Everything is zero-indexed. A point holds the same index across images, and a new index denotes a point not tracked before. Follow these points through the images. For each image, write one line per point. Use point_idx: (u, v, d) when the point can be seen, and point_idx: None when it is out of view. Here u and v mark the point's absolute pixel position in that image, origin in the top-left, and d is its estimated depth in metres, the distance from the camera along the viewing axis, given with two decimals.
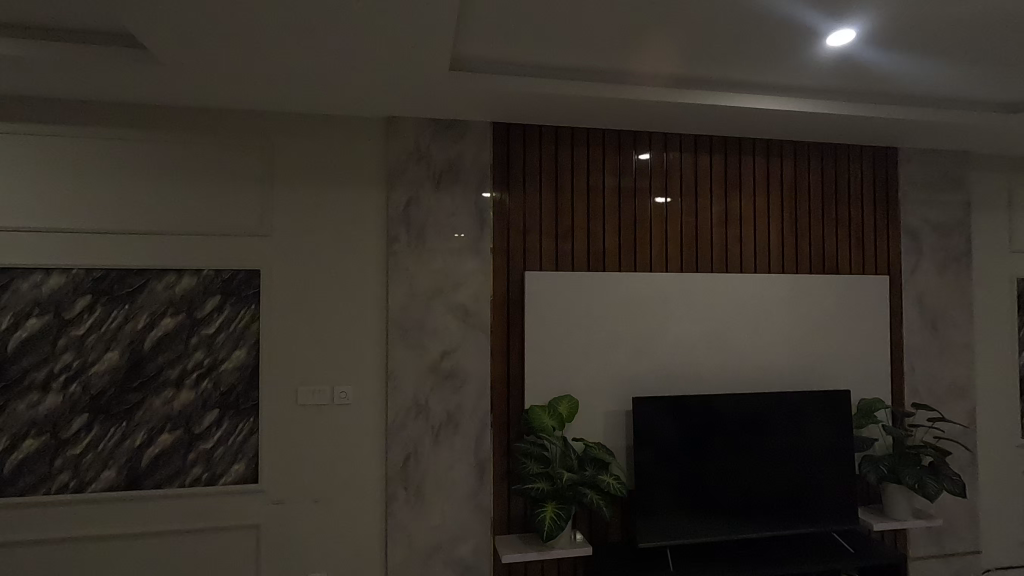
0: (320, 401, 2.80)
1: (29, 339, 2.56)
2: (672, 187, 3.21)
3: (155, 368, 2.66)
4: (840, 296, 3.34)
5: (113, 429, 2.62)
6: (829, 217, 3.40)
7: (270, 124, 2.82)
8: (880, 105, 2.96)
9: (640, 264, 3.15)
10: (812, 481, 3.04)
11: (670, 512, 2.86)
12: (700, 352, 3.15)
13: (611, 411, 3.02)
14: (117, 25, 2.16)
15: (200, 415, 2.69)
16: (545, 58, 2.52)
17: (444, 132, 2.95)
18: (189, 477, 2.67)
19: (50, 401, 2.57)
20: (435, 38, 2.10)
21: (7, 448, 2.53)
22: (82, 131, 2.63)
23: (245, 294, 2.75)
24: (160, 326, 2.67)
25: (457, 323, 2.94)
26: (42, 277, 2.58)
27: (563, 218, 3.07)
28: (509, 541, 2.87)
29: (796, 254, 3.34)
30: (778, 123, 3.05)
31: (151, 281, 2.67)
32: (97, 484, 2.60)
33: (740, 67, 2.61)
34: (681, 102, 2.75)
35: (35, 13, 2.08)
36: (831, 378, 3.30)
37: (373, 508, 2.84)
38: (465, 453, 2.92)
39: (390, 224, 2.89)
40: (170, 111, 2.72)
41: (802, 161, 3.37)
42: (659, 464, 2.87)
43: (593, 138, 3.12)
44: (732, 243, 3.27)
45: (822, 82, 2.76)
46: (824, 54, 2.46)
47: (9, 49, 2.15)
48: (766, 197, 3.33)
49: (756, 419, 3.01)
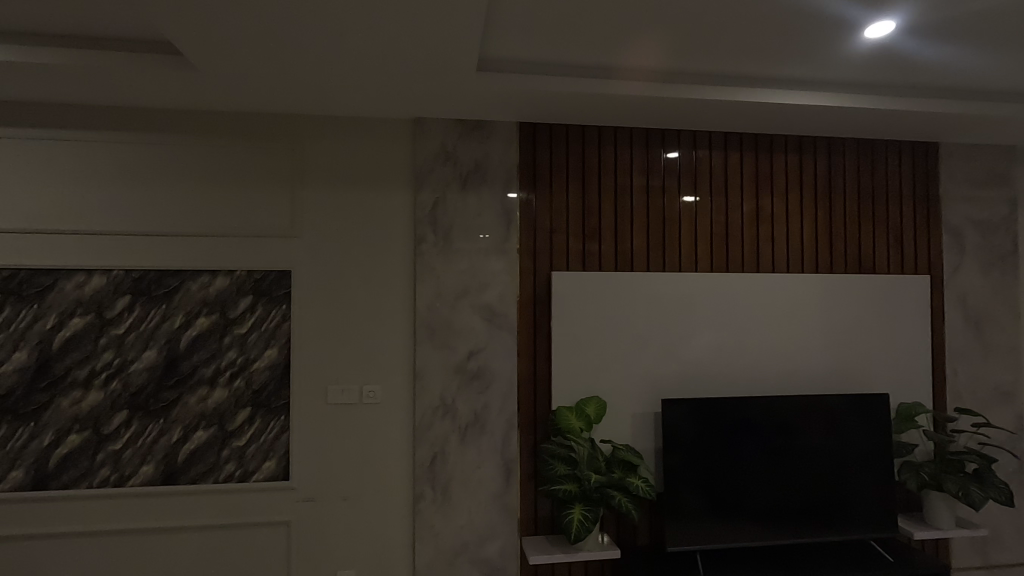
0: (349, 400, 2.84)
1: (72, 338, 2.65)
2: (701, 184, 3.15)
3: (190, 367, 2.73)
4: (878, 296, 3.24)
5: (150, 425, 2.70)
6: (866, 214, 3.29)
7: (300, 127, 2.87)
8: (923, 97, 2.85)
9: (669, 263, 3.11)
10: (847, 487, 2.95)
11: (699, 515, 2.82)
12: (730, 353, 3.09)
13: (639, 413, 2.99)
14: (155, 33, 2.23)
15: (233, 413, 2.75)
16: (572, 57, 2.50)
17: (470, 133, 2.96)
18: (222, 474, 2.73)
19: (92, 397, 2.66)
20: (461, 39, 2.11)
21: (53, 442, 2.63)
22: (122, 136, 2.72)
23: (276, 294, 2.80)
24: (194, 326, 2.74)
25: (484, 323, 2.94)
26: (84, 277, 2.67)
27: (590, 218, 3.05)
28: (536, 542, 2.86)
29: (830, 253, 3.26)
30: (812, 119, 2.97)
31: (186, 282, 2.74)
32: (137, 479, 2.68)
33: (774, 61, 2.54)
34: (713, 99, 2.69)
35: (78, 23, 2.16)
36: (868, 381, 3.20)
37: (400, 507, 2.87)
38: (492, 453, 2.92)
39: (417, 225, 2.91)
40: (205, 116, 2.79)
41: (837, 159, 3.28)
42: (688, 467, 2.82)
43: (621, 137, 3.09)
44: (765, 242, 3.20)
45: (859, 75, 2.68)
46: (864, 46, 2.38)
47: (55, 58, 2.24)
48: (800, 195, 3.25)
49: (789, 423, 2.94)
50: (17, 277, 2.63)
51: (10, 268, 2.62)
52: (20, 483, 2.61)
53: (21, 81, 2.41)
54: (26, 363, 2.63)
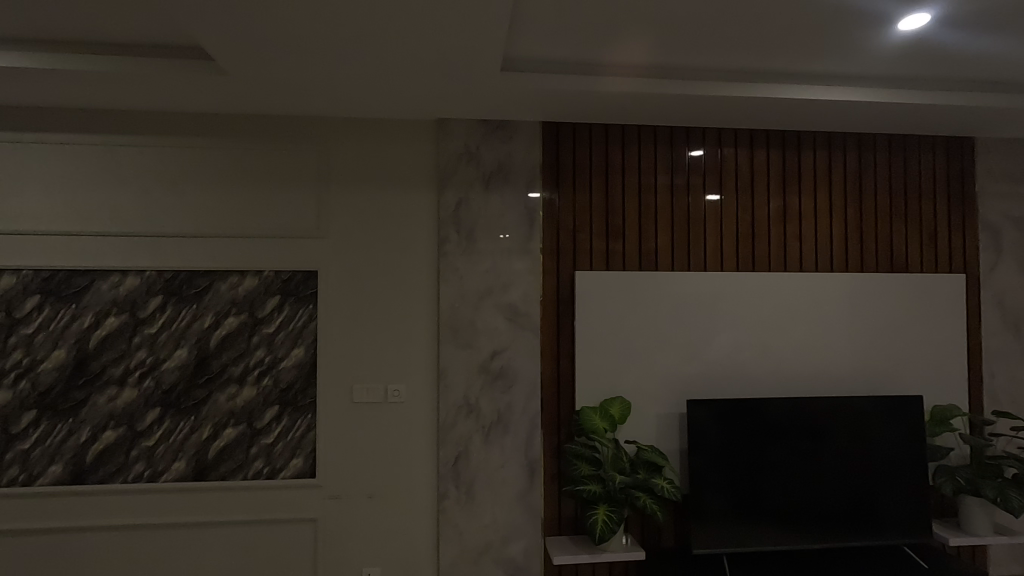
0: (374, 399, 2.87)
1: (108, 337, 2.73)
2: (726, 182, 3.11)
3: (220, 366, 2.79)
4: (910, 296, 3.15)
5: (181, 422, 2.76)
6: (898, 212, 3.21)
7: (325, 130, 2.91)
8: (960, 91, 2.76)
9: (693, 262, 3.07)
10: (878, 490, 2.88)
11: (724, 518, 2.78)
12: (756, 353, 3.04)
13: (663, 414, 2.96)
14: (187, 39, 2.28)
15: (261, 411, 2.80)
16: (595, 56, 2.49)
17: (493, 133, 2.97)
18: (251, 471, 2.79)
19: (127, 395, 2.74)
20: (484, 40, 2.11)
21: (89, 438, 2.71)
22: (153, 140, 2.79)
23: (303, 294, 2.85)
24: (224, 325, 2.79)
25: (507, 323, 2.94)
26: (119, 277, 2.75)
27: (614, 217, 3.03)
28: (559, 542, 2.85)
29: (861, 252, 3.18)
30: (842, 115, 2.91)
31: (216, 282, 2.80)
32: (169, 474, 2.75)
33: (803, 56, 2.49)
34: (740, 96, 2.65)
35: (113, 31, 2.22)
36: (901, 382, 3.12)
37: (424, 506, 2.88)
38: (515, 453, 2.92)
39: (440, 225, 2.93)
40: (234, 119, 2.85)
41: (867, 156, 3.21)
42: (713, 469, 2.79)
43: (645, 135, 3.07)
44: (792, 240, 3.14)
45: (892, 68, 2.61)
46: (898, 38, 2.32)
47: (92, 65, 2.31)
48: (828, 193, 3.18)
49: (817, 425, 2.88)
50: (56, 277, 2.72)
51: (49, 269, 2.71)
52: (58, 477, 2.70)
53: (60, 88, 2.49)
54: (64, 361, 2.71)
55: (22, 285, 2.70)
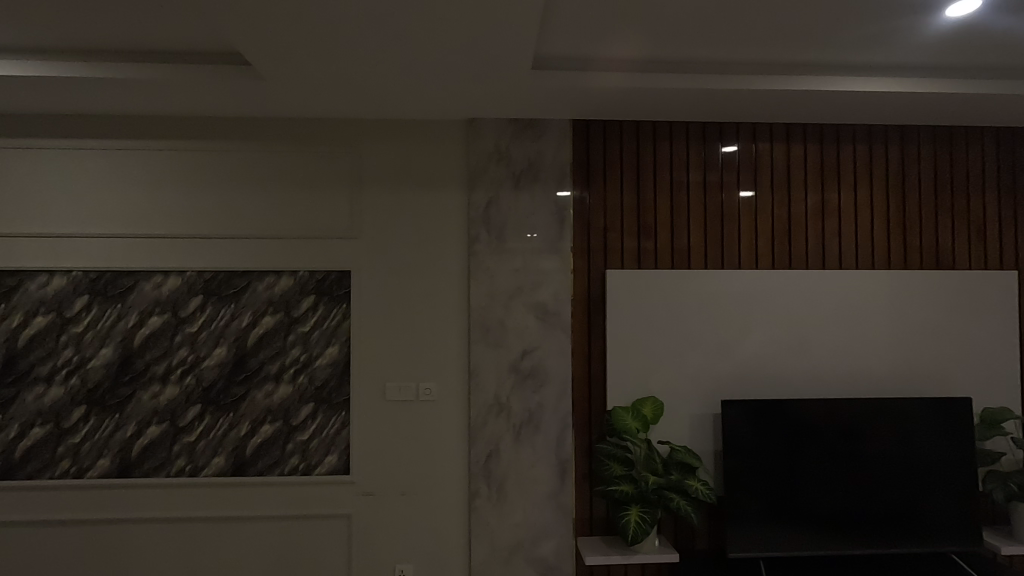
0: (406, 397, 2.90)
1: (152, 335, 2.83)
2: (761, 178, 3.04)
3: (257, 364, 2.85)
4: (957, 294, 3.03)
5: (221, 419, 2.84)
6: (944, 206, 3.09)
7: (357, 132, 2.94)
8: (1013, 79, 2.64)
9: (728, 260, 3.01)
10: (923, 495, 2.78)
11: (760, 521, 2.72)
12: (793, 353, 2.97)
13: (697, 414, 2.91)
14: (223, 45, 2.34)
15: (297, 409, 2.85)
16: (626, 52, 2.45)
17: (523, 132, 2.96)
18: (288, 467, 2.85)
19: (169, 391, 2.83)
20: (513, 39, 2.11)
21: (135, 433, 2.81)
22: (192, 145, 2.87)
23: (337, 294, 2.89)
24: (261, 324, 2.86)
25: (538, 323, 2.93)
26: (161, 278, 2.85)
27: (645, 215, 3.00)
28: (592, 542, 2.84)
29: (904, 249, 3.07)
30: (884, 107, 2.81)
31: (253, 282, 2.87)
32: (209, 469, 2.83)
33: (842, 47, 2.42)
34: (777, 89, 2.58)
35: (153, 39, 2.29)
36: (947, 383, 3.00)
37: (456, 503, 2.90)
38: (546, 452, 2.91)
39: (470, 224, 2.93)
40: (268, 123, 2.91)
41: (911, 149, 3.09)
42: (748, 471, 2.73)
43: (677, 131, 3.02)
44: (831, 237, 3.05)
45: (936, 57, 2.51)
46: (945, 26, 2.23)
47: (133, 72, 2.38)
48: (869, 188, 3.08)
49: (858, 427, 2.79)
50: (102, 278, 2.82)
51: (96, 270, 2.82)
52: (106, 470, 2.80)
53: (105, 95, 2.59)
54: (111, 359, 2.82)
55: (71, 285, 2.81)
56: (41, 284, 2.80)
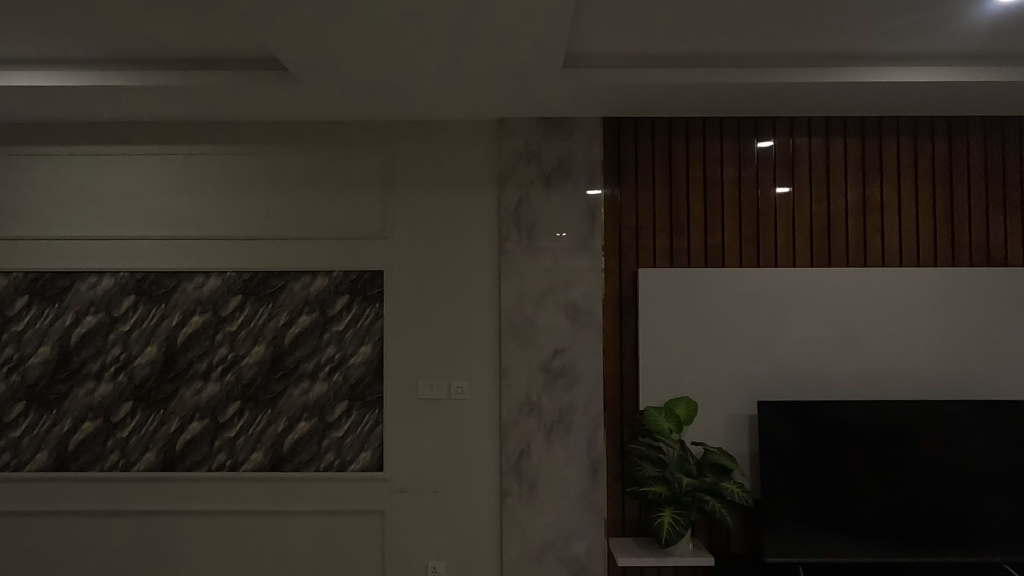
0: (438, 396, 2.92)
1: (194, 333, 2.92)
2: (799, 174, 2.96)
3: (294, 362, 2.91)
4: (1010, 293, 2.89)
5: (259, 415, 2.91)
6: (995, 201, 2.96)
7: (390, 133, 2.98)
8: None
9: (764, 258, 2.94)
10: (972, 502, 2.66)
11: (798, 526, 2.66)
12: (833, 354, 2.88)
13: (732, 416, 2.86)
14: (261, 50, 2.40)
15: (332, 406, 2.91)
16: (659, 47, 2.42)
17: (554, 130, 2.95)
18: (323, 463, 2.90)
19: (210, 388, 2.91)
20: (544, 38, 2.10)
21: (178, 428, 2.91)
22: (230, 148, 2.95)
23: (370, 293, 2.93)
24: (298, 323, 2.92)
25: (569, 322, 2.92)
26: (203, 278, 2.93)
27: (678, 213, 2.95)
28: (624, 543, 2.81)
29: (952, 246, 2.95)
30: (933, 97, 2.69)
31: (290, 282, 2.93)
32: (248, 465, 2.90)
33: (888, 37, 2.33)
34: (819, 82, 2.50)
35: (195, 46, 2.36)
36: (1000, 385, 2.87)
37: (488, 502, 2.91)
38: (578, 452, 2.90)
39: (501, 224, 2.94)
40: (303, 126, 2.97)
41: (959, 141, 2.96)
42: (785, 474, 2.67)
43: (710, 127, 2.97)
44: (873, 234, 2.95)
45: (986, 45, 2.40)
46: (1000, 11, 2.12)
47: (176, 79, 2.46)
48: (914, 182, 2.96)
49: (903, 429, 2.70)
50: (148, 278, 2.93)
51: (142, 271, 2.92)
52: (151, 463, 2.90)
53: (150, 102, 2.68)
54: (156, 356, 2.92)
55: (119, 286, 2.93)
56: (92, 284, 2.92)
